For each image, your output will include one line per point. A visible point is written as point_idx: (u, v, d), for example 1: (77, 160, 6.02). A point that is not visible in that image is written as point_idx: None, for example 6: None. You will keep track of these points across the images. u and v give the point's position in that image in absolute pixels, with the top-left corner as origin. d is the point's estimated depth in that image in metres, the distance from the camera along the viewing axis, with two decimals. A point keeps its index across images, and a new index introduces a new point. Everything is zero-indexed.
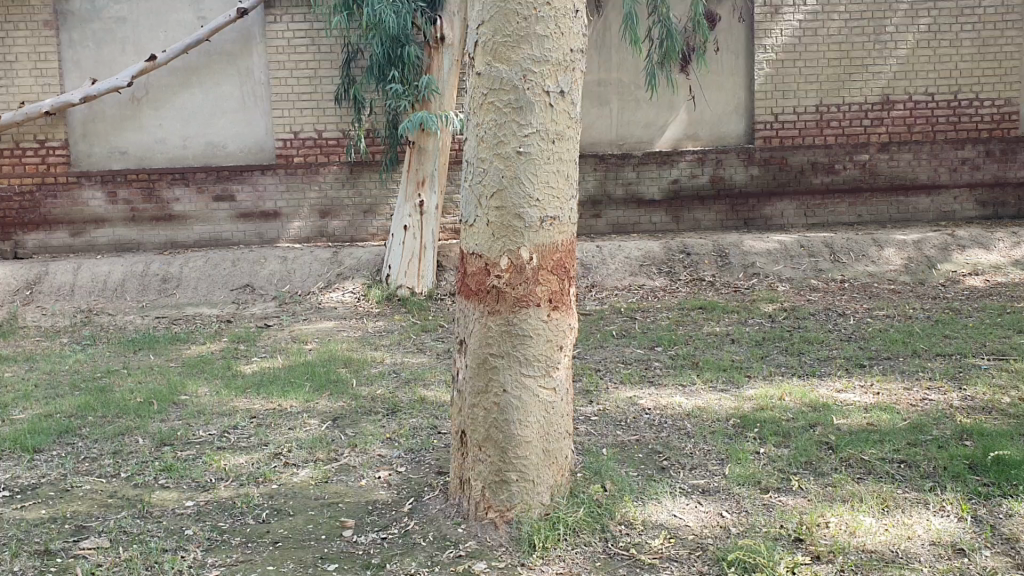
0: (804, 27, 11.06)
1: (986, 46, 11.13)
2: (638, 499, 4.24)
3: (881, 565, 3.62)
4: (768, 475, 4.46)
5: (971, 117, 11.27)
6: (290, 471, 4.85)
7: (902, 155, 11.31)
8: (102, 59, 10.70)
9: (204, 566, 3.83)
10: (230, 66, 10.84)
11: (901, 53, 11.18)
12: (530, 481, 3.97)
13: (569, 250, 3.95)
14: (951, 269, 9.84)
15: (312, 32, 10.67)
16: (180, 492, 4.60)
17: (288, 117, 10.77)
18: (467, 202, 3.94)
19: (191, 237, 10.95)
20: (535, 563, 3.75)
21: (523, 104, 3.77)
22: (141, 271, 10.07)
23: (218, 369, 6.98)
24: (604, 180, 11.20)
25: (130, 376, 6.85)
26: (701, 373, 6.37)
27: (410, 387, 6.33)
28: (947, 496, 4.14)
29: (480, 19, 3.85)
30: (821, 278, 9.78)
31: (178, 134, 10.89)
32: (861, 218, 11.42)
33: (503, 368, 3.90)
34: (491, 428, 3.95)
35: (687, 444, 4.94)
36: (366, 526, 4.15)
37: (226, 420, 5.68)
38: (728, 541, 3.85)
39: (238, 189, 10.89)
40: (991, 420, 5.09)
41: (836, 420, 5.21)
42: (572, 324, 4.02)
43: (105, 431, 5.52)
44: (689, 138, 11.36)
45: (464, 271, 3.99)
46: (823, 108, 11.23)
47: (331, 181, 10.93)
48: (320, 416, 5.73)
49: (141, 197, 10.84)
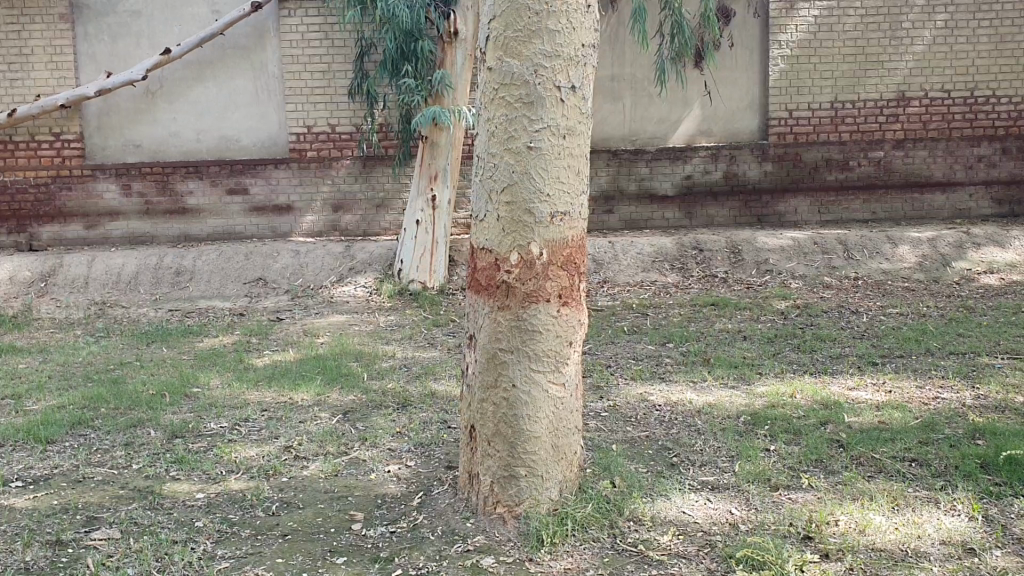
0: (819, 23, 11.02)
1: (1004, 43, 11.05)
2: (647, 496, 4.24)
3: (890, 563, 3.60)
4: (778, 473, 4.44)
5: (987, 113, 11.20)
6: (300, 464, 4.87)
7: (917, 152, 11.25)
8: (117, 52, 10.74)
9: (214, 557, 3.86)
10: (244, 61, 10.86)
11: (918, 48, 11.10)
12: (540, 477, 3.97)
13: (580, 246, 3.95)
14: (964, 268, 9.77)
15: (326, 26, 10.65)
16: (192, 484, 4.63)
17: (301, 110, 10.79)
18: (479, 197, 3.94)
19: (204, 231, 10.99)
20: (544, 558, 3.75)
21: (533, 99, 3.76)
22: (155, 263, 10.12)
23: (230, 361, 7.02)
24: (617, 176, 11.16)
25: (143, 369, 6.89)
26: (712, 370, 6.33)
27: (421, 381, 6.37)
28: (958, 495, 4.12)
29: (491, 15, 3.85)
30: (834, 275, 9.72)
31: (192, 128, 10.93)
32: (875, 216, 11.34)
33: (512, 364, 3.90)
34: (500, 423, 3.95)
35: (697, 441, 4.93)
36: (376, 520, 4.16)
37: (237, 412, 5.71)
38: (737, 538, 3.84)
39: (252, 183, 10.92)
40: (1003, 419, 5.05)
41: (848, 418, 5.19)
42: (581, 320, 4.01)
43: (118, 422, 5.55)
44: (703, 134, 11.32)
45: (475, 266, 3.99)
46: (838, 103, 11.18)
47: (344, 175, 10.94)
48: (331, 409, 5.76)
49: (156, 190, 10.89)
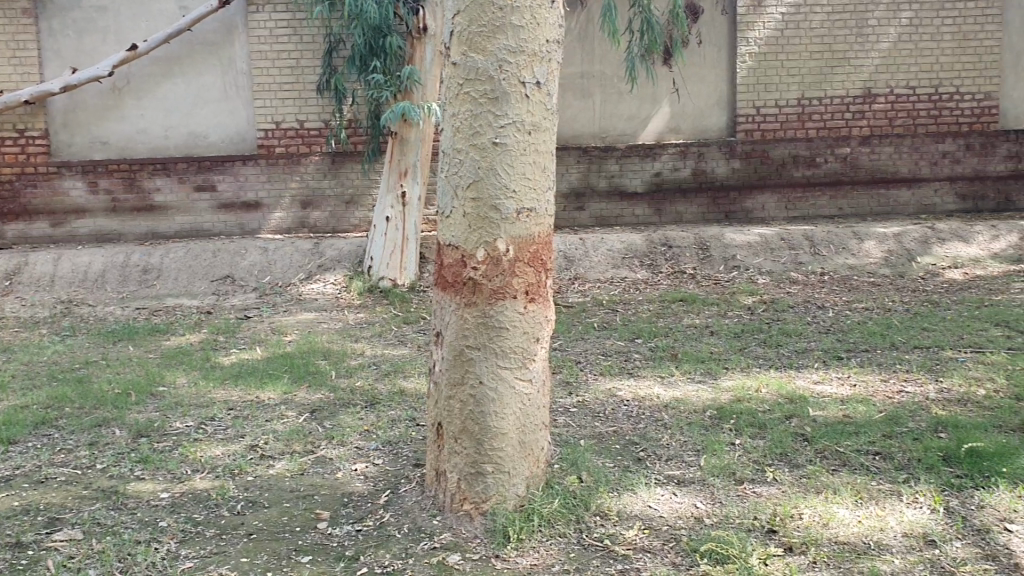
0: (787, 20, 11.07)
1: (967, 40, 11.19)
2: (614, 491, 4.25)
3: (853, 556, 3.64)
4: (742, 466, 4.48)
5: (952, 110, 11.32)
6: (266, 463, 4.83)
7: (883, 148, 11.35)
8: (82, 47, 10.61)
9: (177, 558, 3.82)
10: (212, 57, 10.76)
11: (883, 46, 11.20)
12: (507, 473, 3.97)
13: (546, 242, 3.94)
14: (929, 263, 9.88)
15: (295, 22, 10.59)
16: (156, 484, 4.58)
17: (270, 107, 10.71)
18: (444, 193, 3.92)
19: (172, 228, 10.88)
20: (510, 555, 3.75)
21: (498, 95, 3.76)
22: (122, 261, 10.01)
23: (197, 360, 6.96)
24: (587, 172, 11.17)
25: (108, 367, 6.82)
26: (679, 365, 6.37)
27: (390, 378, 6.35)
28: (920, 488, 4.17)
29: (455, 10, 3.84)
30: (801, 270, 9.80)
31: (159, 124, 10.82)
32: (842, 212, 11.44)
33: (479, 360, 3.89)
34: (467, 419, 3.94)
35: (663, 436, 4.95)
36: (341, 518, 4.13)
37: (204, 411, 5.66)
38: (701, 532, 3.86)
39: (219, 180, 10.82)
40: (966, 412, 5.12)
41: (813, 412, 5.23)
42: (548, 316, 4.01)
43: (82, 422, 5.49)
44: (672, 130, 11.37)
45: (441, 263, 3.97)
46: (805, 100, 11.26)
47: (313, 171, 10.88)
48: (298, 407, 5.73)
49: (122, 187, 10.76)
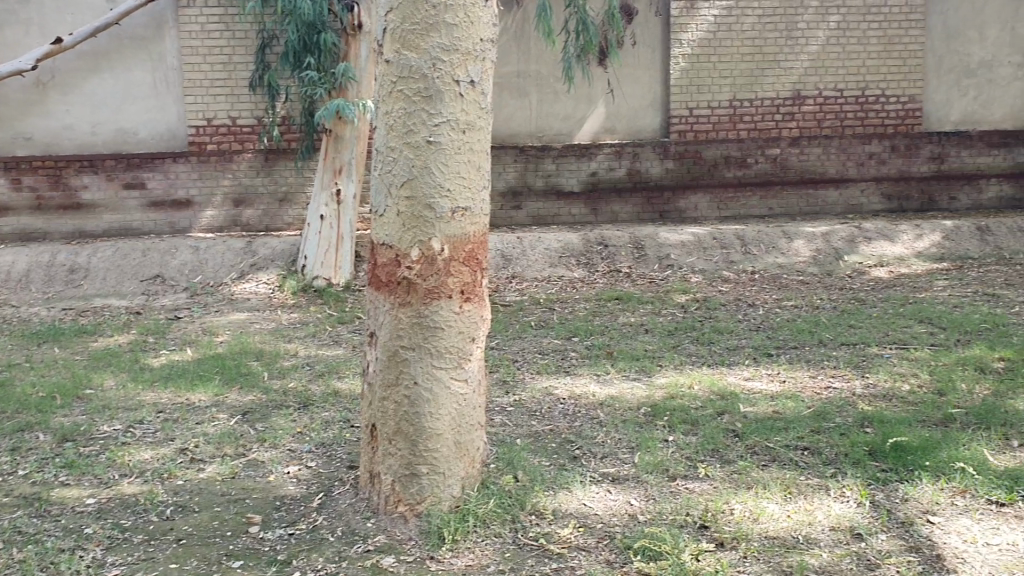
0: (719, 22, 11.22)
1: (892, 44, 11.50)
2: (549, 489, 4.26)
3: (782, 551, 3.70)
4: (675, 463, 4.53)
5: (877, 112, 11.62)
6: (196, 467, 4.74)
7: (812, 149, 11.59)
8: (4, 40, 10.29)
9: (103, 565, 3.73)
10: (141, 52, 10.51)
11: (812, 49, 11.43)
12: (442, 474, 3.95)
13: (481, 241, 3.93)
14: (857, 261, 10.12)
15: (227, 17, 10.42)
16: (82, 489, 4.46)
17: (201, 103, 10.52)
18: (377, 192, 3.89)
19: (99, 227, 10.62)
20: (445, 556, 3.74)
21: (431, 93, 3.74)
22: (47, 261, 9.73)
23: (126, 362, 6.79)
24: (524, 171, 11.20)
25: (32, 370, 6.62)
26: (614, 363, 6.41)
27: (324, 379, 6.28)
28: (847, 482, 4.26)
29: (388, 7, 3.81)
30: (733, 269, 9.96)
31: (86, 120, 10.53)
32: (773, 211, 11.65)
33: (413, 361, 3.87)
34: (401, 420, 3.92)
35: (598, 434, 4.98)
36: (273, 522, 4.07)
37: (133, 414, 5.54)
38: (635, 529, 3.90)
39: (149, 177, 10.59)
40: (891, 407, 5.25)
41: (744, 408, 5.31)
42: (483, 316, 4.00)
43: (4, 427, 5.32)
44: (607, 130, 11.45)
45: (375, 262, 3.94)
46: (736, 102, 11.44)
47: (245, 169, 10.71)
48: (230, 409, 5.63)
49: (47, 184, 10.47)
